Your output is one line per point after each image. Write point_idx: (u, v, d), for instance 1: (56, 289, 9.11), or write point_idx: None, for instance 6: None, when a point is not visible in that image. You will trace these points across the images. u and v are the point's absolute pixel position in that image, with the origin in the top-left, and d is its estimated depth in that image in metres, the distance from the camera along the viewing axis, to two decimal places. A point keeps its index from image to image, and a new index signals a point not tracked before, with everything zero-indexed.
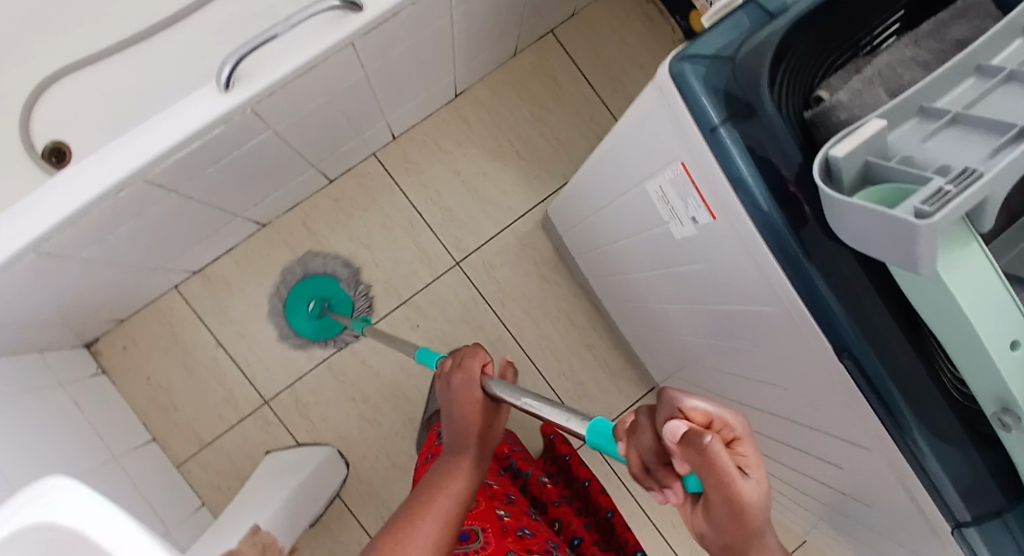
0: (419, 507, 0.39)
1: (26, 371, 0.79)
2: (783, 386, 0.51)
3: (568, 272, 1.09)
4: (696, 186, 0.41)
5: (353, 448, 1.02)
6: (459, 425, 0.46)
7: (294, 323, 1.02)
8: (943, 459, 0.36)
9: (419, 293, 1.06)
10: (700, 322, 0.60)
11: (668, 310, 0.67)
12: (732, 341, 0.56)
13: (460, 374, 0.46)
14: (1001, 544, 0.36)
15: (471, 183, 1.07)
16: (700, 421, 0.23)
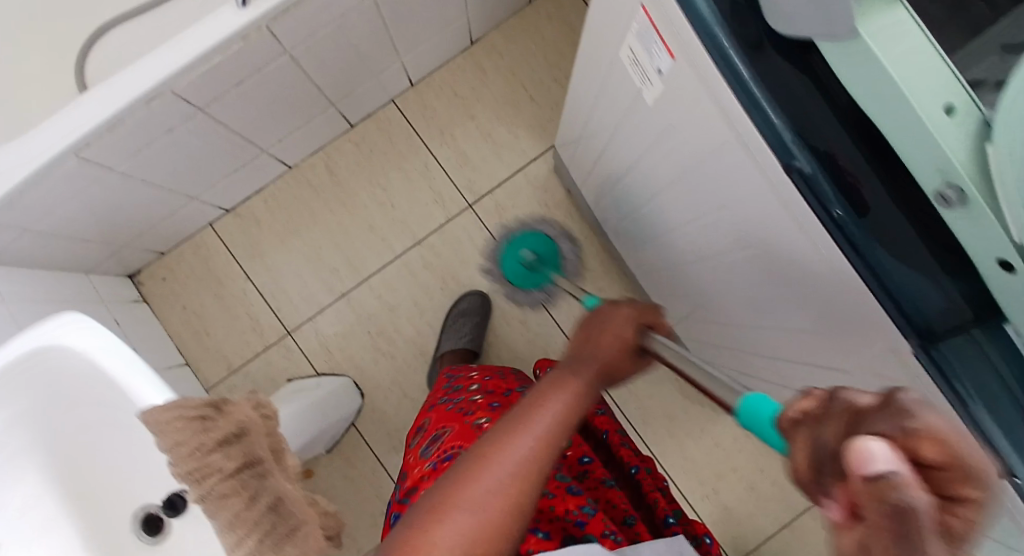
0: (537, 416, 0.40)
1: (60, 285, 0.88)
2: (762, 259, 0.51)
3: (580, 215, 1.09)
4: (657, 29, 0.42)
5: (368, 380, 1.06)
6: (586, 346, 0.48)
7: (315, 260, 1.07)
8: (902, 277, 0.36)
9: (433, 233, 1.09)
10: (671, 211, 0.63)
11: (655, 212, 0.68)
12: (705, 221, 0.56)
13: (630, 308, 0.50)
14: (959, 358, 0.35)
15: (486, 128, 1.10)
16: (938, 457, 0.15)
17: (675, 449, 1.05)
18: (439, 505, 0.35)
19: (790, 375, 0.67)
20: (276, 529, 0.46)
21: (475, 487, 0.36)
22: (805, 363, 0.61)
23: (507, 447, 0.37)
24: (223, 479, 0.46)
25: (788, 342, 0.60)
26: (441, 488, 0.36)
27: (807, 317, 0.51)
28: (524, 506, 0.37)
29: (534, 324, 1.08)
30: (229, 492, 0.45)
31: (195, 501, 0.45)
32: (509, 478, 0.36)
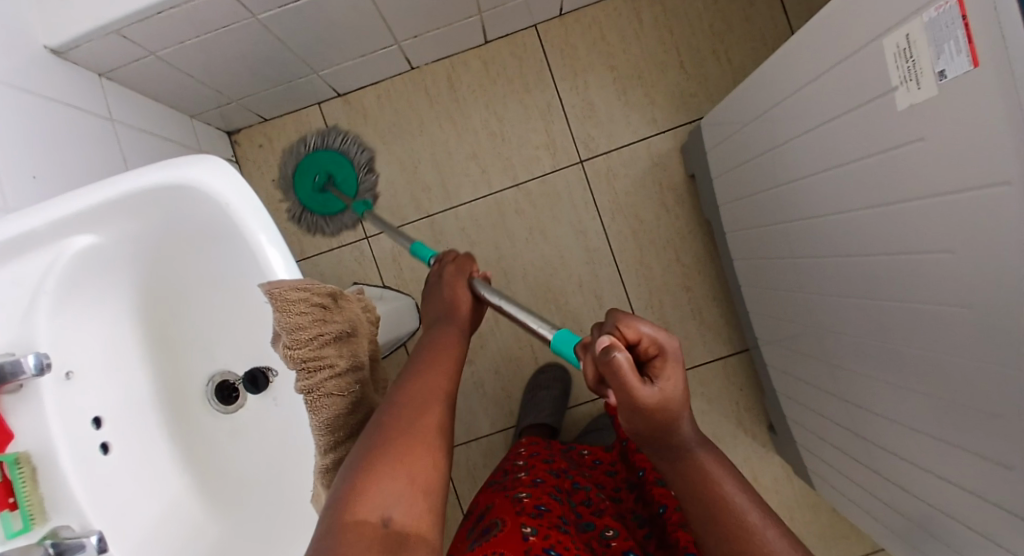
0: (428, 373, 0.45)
1: (168, 123, 0.88)
2: (965, 317, 0.43)
3: (691, 205, 1.01)
4: (968, 21, 0.34)
5: None
6: (441, 308, 0.59)
7: (409, 171, 1.03)
8: None
9: (536, 177, 1.02)
10: (854, 230, 0.54)
11: (820, 224, 0.60)
12: (904, 255, 0.48)
13: (454, 268, 0.62)
14: None
15: (623, 83, 1.01)
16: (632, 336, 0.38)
17: None
18: (370, 462, 0.35)
19: (899, 447, 0.60)
20: None
21: (399, 435, 0.37)
22: (930, 442, 0.54)
23: (420, 389, 0.42)
24: (332, 377, 0.42)
25: (927, 413, 0.53)
26: (369, 445, 0.36)
27: (989, 400, 0.43)
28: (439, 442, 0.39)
29: (608, 302, 1.03)
30: (335, 391, 0.42)
31: (300, 391, 0.41)
32: (425, 421, 0.39)
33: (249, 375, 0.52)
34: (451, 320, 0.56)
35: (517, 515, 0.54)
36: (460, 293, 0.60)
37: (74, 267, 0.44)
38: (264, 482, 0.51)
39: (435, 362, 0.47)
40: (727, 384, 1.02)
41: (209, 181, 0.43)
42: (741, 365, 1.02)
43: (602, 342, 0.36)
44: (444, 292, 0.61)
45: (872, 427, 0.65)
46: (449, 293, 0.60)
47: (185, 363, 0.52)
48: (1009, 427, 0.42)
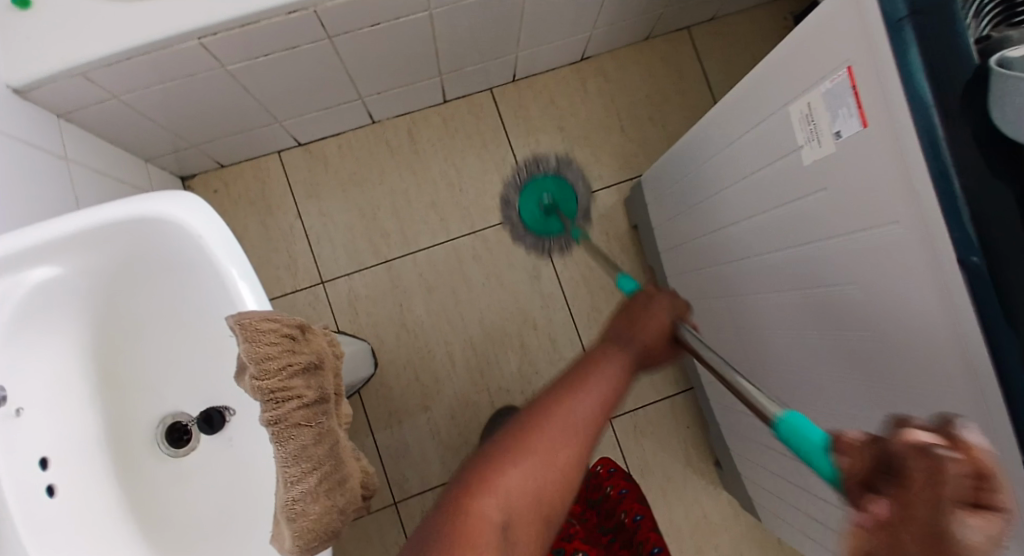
0: (586, 385, 0.39)
1: (121, 164, 0.87)
2: (868, 335, 0.50)
3: (636, 252, 1.09)
4: (857, 91, 0.42)
5: (384, 351, 1.03)
6: (631, 318, 0.50)
7: (367, 217, 1.05)
8: None
9: (492, 225, 1.07)
10: (775, 268, 0.62)
11: (747, 264, 0.68)
12: (818, 287, 0.55)
13: (664, 301, 0.53)
14: None
15: (571, 142, 1.10)
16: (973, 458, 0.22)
17: (663, 507, 1.03)
18: (495, 465, 0.35)
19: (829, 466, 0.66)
20: (333, 474, 0.44)
21: (531, 450, 0.36)
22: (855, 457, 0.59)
23: (571, 404, 0.38)
24: (300, 408, 0.43)
25: (851, 430, 0.59)
26: (496, 455, 0.36)
27: (896, 407, 0.50)
28: (579, 462, 0.37)
29: (561, 344, 1.06)
30: (302, 421, 0.42)
31: (266, 422, 0.41)
32: (569, 440, 0.37)
33: (202, 415, 0.51)
34: (637, 340, 0.46)
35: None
36: (662, 317, 0.52)
37: (37, 301, 0.44)
38: (215, 531, 0.49)
39: (602, 369, 0.41)
40: (676, 421, 1.06)
41: (183, 214, 0.44)
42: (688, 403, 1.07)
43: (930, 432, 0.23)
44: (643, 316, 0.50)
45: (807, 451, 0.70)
46: (646, 324, 0.50)
47: (137, 405, 0.51)
48: None
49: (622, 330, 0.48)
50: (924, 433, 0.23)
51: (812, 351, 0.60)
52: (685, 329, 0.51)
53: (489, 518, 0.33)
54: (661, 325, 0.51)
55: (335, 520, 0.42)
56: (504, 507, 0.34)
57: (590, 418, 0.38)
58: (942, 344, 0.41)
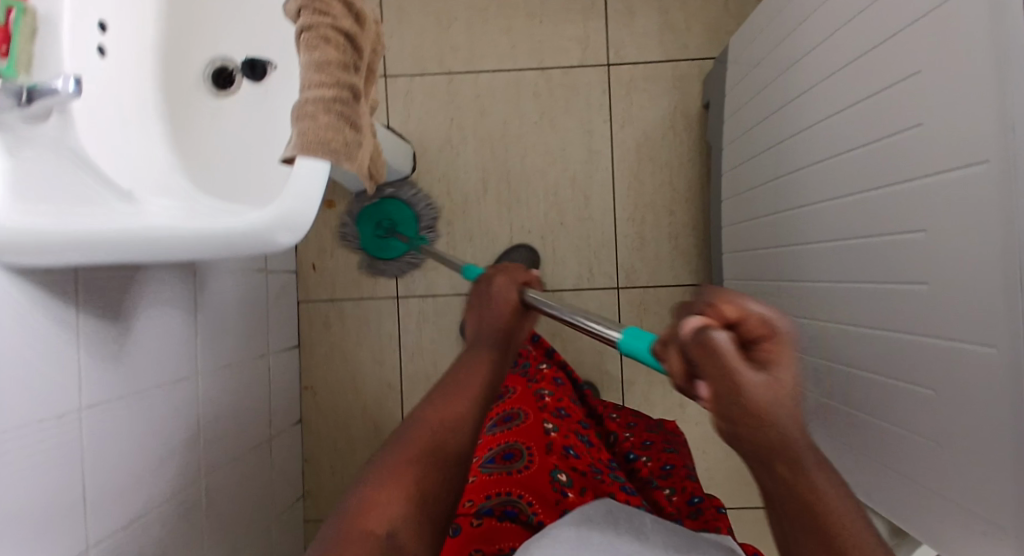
0: (464, 382, 0.50)
1: None
2: (925, 140, 0.46)
3: (697, 134, 1.04)
4: None
5: (424, 160, 1.06)
6: (487, 313, 0.58)
7: (441, 27, 1.05)
8: None
9: (562, 67, 1.05)
10: (832, 92, 0.59)
11: (806, 99, 0.65)
12: (870, 98, 0.53)
13: (503, 277, 0.59)
14: None
15: (666, 2, 1.04)
16: (733, 314, 0.25)
17: (644, 384, 1.06)
18: (400, 456, 0.42)
19: (824, 328, 0.64)
20: (347, 108, 0.46)
21: (422, 443, 0.43)
22: (855, 302, 0.58)
23: (458, 400, 0.48)
24: (333, 30, 0.46)
25: (854, 267, 0.57)
26: (397, 446, 0.43)
27: (926, 222, 0.46)
28: (458, 455, 0.44)
29: (594, 204, 1.05)
30: (331, 41, 0.45)
31: (301, 27, 0.45)
32: (452, 435, 0.45)
33: (248, 61, 0.54)
34: (500, 337, 0.56)
35: (548, 454, 0.56)
36: (510, 297, 0.58)
37: None
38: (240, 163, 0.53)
39: (474, 372, 0.51)
40: None
41: None
42: None
43: (695, 318, 0.25)
44: (491, 305, 0.58)
45: (803, 320, 0.69)
46: (497, 302, 0.58)
47: (191, 37, 0.54)
48: (924, 243, 0.47)
49: (485, 326, 0.57)
50: (692, 320, 0.26)
51: (841, 183, 0.58)
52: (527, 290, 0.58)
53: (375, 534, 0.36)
54: (508, 298, 0.58)
55: (336, 142, 0.45)
56: (388, 522, 0.37)
57: (466, 424, 0.46)
58: (998, 118, 0.38)
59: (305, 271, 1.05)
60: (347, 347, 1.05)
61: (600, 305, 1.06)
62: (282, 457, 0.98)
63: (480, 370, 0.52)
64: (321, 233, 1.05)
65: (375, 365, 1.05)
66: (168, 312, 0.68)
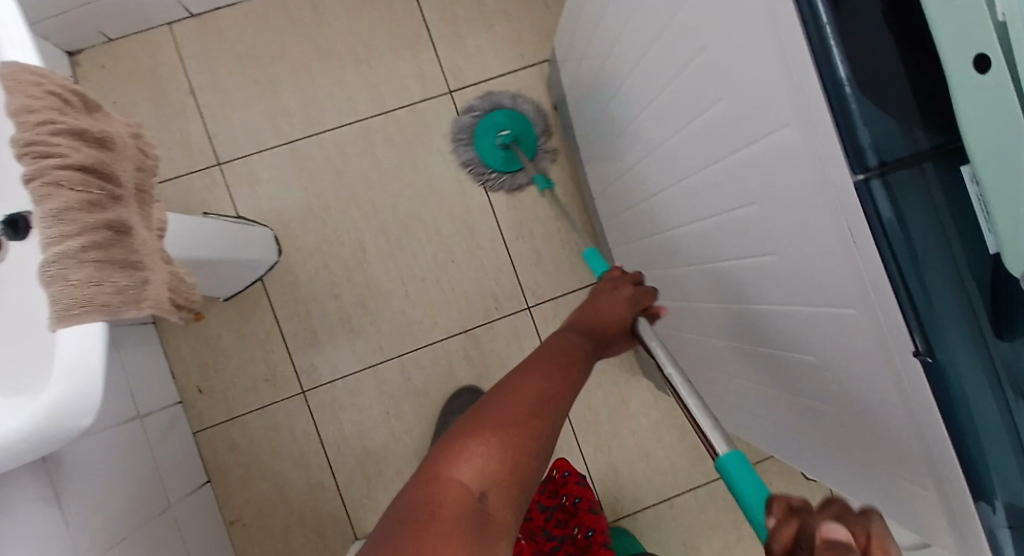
0: (555, 372, 0.45)
1: None
2: (725, 112, 0.43)
3: (558, 136, 1.03)
4: None
5: (289, 238, 0.97)
6: (588, 316, 0.55)
7: (267, 96, 0.98)
8: (874, 122, 0.28)
9: (406, 103, 1.01)
10: (642, 75, 0.58)
11: (626, 87, 0.63)
12: (673, 77, 0.51)
13: (630, 290, 0.57)
14: (906, 195, 0.28)
15: (490, 17, 1.03)
16: (862, 541, 0.25)
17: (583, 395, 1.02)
18: (478, 427, 0.38)
19: (715, 304, 0.62)
20: (113, 250, 0.40)
21: (505, 418, 0.39)
22: (728, 275, 0.55)
23: (537, 384, 0.43)
24: (67, 168, 0.38)
25: (717, 243, 0.55)
26: (485, 410, 0.40)
27: (755, 194, 0.44)
28: (540, 451, 0.40)
29: (479, 233, 1.01)
30: (67, 182, 0.38)
31: (25, 178, 0.37)
32: (534, 422, 0.40)
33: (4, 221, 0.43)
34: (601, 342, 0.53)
35: None
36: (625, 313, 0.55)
37: None
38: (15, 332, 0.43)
39: (575, 362, 0.48)
40: None
41: None
42: None
43: (838, 528, 0.24)
44: (600, 304, 0.56)
45: (698, 302, 0.67)
46: (606, 306, 0.56)
47: None
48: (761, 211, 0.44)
49: (588, 327, 0.54)
50: (834, 526, 0.24)
51: (680, 162, 0.57)
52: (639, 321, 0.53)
53: (464, 489, 0.35)
54: (620, 313, 0.55)
55: (106, 295, 0.38)
56: (483, 473, 0.36)
57: (550, 405, 0.42)
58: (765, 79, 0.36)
59: (191, 395, 0.93)
60: (262, 464, 0.94)
61: (517, 332, 1.01)
62: None
63: (579, 364, 0.48)
64: (198, 348, 0.94)
65: (300, 469, 0.94)
66: (22, 515, 0.56)
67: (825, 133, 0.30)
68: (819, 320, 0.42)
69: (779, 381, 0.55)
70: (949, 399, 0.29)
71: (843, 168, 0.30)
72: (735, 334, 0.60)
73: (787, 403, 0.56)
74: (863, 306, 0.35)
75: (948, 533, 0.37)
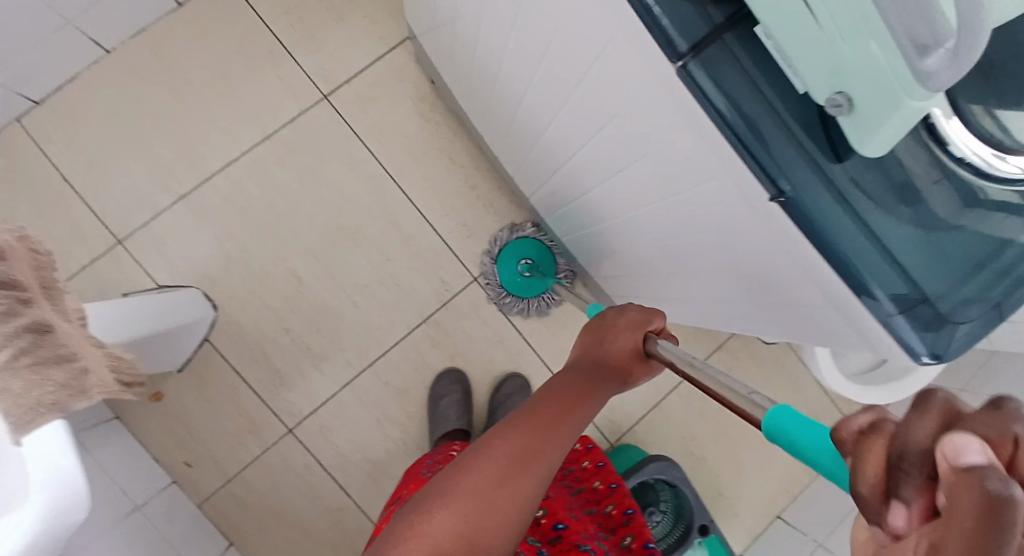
0: (552, 422, 0.40)
1: None
2: (570, 43, 0.47)
3: (445, 107, 1.04)
4: None
5: (220, 290, 0.96)
6: (600, 351, 0.51)
7: (144, 159, 0.95)
8: (676, 16, 0.35)
9: (288, 123, 0.99)
10: (491, 29, 0.60)
11: (482, 44, 0.66)
12: (515, 26, 0.54)
13: (642, 314, 0.52)
14: (718, 68, 0.35)
15: (339, 12, 1.01)
16: None
17: (551, 339, 1.07)
18: (443, 487, 0.35)
19: (626, 220, 0.66)
20: (41, 351, 0.40)
21: (474, 478, 0.35)
22: (623, 188, 0.60)
23: (519, 437, 0.38)
24: None
25: (602, 163, 0.59)
26: (455, 468, 0.36)
27: (616, 108, 0.48)
28: (515, 524, 0.35)
29: (403, 223, 1.03)
30: None
31: None
32: (514, 486, 0.35)
33: None
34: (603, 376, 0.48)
35: None
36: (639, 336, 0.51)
37: None
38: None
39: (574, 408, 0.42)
40: None
41: None
42: (544, 238, 1.08)
43: (977, 444, 0.11)
44: (613, 335, 0.52)
45: (610, 223, 0.71)
46: (622, 338, 0.51)
47: None
48: (625, 123, 0.49)
49: (600, 364, 0.50)
50: (969, 438, 0.11)
51: (548, 101, 0.60)
52: (657, 342, 0.48)
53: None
54: (634, 342, 0.51)
55: (52, 392, 0.39)
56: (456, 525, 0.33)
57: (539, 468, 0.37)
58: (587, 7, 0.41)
59: (181, 471, 0.92)
60: (276, 508, 0.95)
61: (471, 303, 1.05)
62: None
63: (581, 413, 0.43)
64: (169, 426, 0.92)
65: (314, 500, 0.96)
66: None
67: (643, 37, 0.37)
68: (702, 202, 0.48)
69: (699, 265, 0.61)
70: (808, 218, 0.36)
71: (665, 62, 0.37)
72: (649, 238, 0.65)
73: (717, 282, 0.62)
74: (727, 179, 0.41)
75: (856, 333, 0.43)
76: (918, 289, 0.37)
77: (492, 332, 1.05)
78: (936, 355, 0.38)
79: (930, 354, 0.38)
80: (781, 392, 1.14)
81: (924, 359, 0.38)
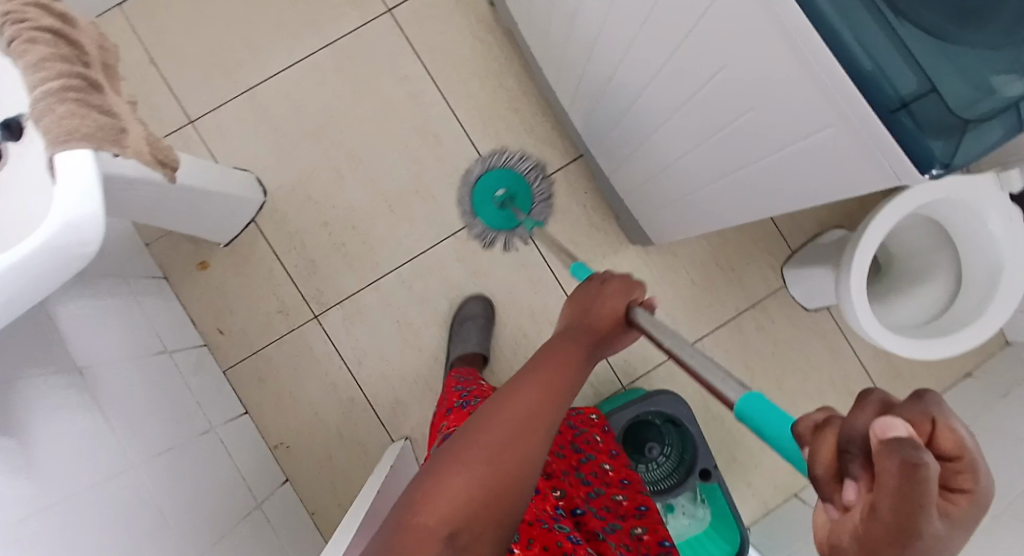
0: (532, 383, 0.43)
1: None
2: None
3: (499, 32, 1.07)
4: None
5: (270, 179, 1.03)
6: (581, 320, 0.52)
7: (220, 52, 1.03)
8: None
9: (351, 32, 1.05)
10: None
11: None
12: None
13: (621, 283, 0.54)
14: None
15: None
16: (950, 445, 0.17)
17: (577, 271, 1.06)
18: (443, 467, 0.37)
19: (651, 95, 0.64)
20: (89, 98, 0.45)
21: (472, 451, 0.37)
22: (649, 51, 0.58)
23: (504, 406, 0.40)
24: (44, 31, 0.44)
25: (630, 23, 0.58)
26: (451, 449, 0.38)
27: None
28: (520, 483, 0.38)
29: (444, 138, 1.05)
30: (40, 41, 0.43)
31: (8, 39, 0.43)
32: (511, 443, 0.38)
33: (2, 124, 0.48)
34: (586, 338, 0.50)
35: None
36: (619, 307, 0.52)
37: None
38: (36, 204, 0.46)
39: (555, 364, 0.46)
40: (575, 188, 1.07)
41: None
42: (581, 169, 1.07)
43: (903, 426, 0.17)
44: (598, 300, 0.53)
45: (642, 111, 0.69)
46: (601, 306, 0.52)
47: None
48: None
49: (584, 327, 0.51)
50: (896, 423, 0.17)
51: None
52: (636, 311, 0.50)
53: (433, 528, 0.34)
54: (615, 310, 0.52)
55: (90, 128, 0.43)
56: (454, 512, 0.35)
57: (531, 424, 0.40)
58: None
59: (214, 338, 0.99)
60: (294, 388, 1.00)
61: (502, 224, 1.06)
62: (279, 520, 0.91)
63: (564, 367, 0.45)
64: (210, 297, 1.00)
65: (328, 388, 1.01)
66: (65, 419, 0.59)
67: None
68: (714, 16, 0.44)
69: (711, 132, 0.59)
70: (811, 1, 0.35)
71: None
72: (673, 114, 0.63)
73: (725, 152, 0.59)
74: None
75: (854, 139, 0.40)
76: (930, 82, 0.34)
77: (518, 256, 1.06)
78: (947, 165, 0.36)
79: (940, 165, 0.36)
80: (816, 358, 1.09)
81: (933, 170, 0.37)
